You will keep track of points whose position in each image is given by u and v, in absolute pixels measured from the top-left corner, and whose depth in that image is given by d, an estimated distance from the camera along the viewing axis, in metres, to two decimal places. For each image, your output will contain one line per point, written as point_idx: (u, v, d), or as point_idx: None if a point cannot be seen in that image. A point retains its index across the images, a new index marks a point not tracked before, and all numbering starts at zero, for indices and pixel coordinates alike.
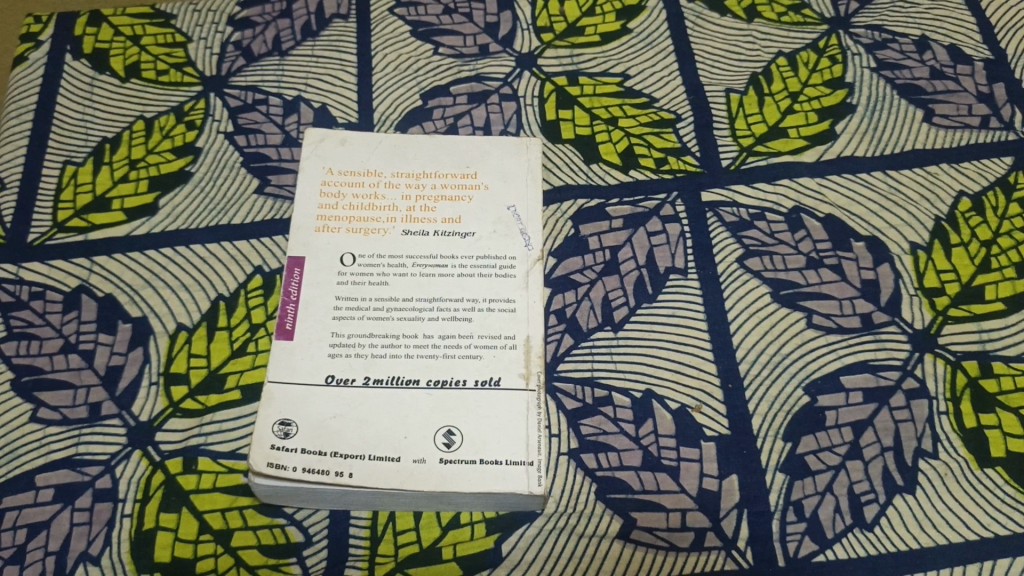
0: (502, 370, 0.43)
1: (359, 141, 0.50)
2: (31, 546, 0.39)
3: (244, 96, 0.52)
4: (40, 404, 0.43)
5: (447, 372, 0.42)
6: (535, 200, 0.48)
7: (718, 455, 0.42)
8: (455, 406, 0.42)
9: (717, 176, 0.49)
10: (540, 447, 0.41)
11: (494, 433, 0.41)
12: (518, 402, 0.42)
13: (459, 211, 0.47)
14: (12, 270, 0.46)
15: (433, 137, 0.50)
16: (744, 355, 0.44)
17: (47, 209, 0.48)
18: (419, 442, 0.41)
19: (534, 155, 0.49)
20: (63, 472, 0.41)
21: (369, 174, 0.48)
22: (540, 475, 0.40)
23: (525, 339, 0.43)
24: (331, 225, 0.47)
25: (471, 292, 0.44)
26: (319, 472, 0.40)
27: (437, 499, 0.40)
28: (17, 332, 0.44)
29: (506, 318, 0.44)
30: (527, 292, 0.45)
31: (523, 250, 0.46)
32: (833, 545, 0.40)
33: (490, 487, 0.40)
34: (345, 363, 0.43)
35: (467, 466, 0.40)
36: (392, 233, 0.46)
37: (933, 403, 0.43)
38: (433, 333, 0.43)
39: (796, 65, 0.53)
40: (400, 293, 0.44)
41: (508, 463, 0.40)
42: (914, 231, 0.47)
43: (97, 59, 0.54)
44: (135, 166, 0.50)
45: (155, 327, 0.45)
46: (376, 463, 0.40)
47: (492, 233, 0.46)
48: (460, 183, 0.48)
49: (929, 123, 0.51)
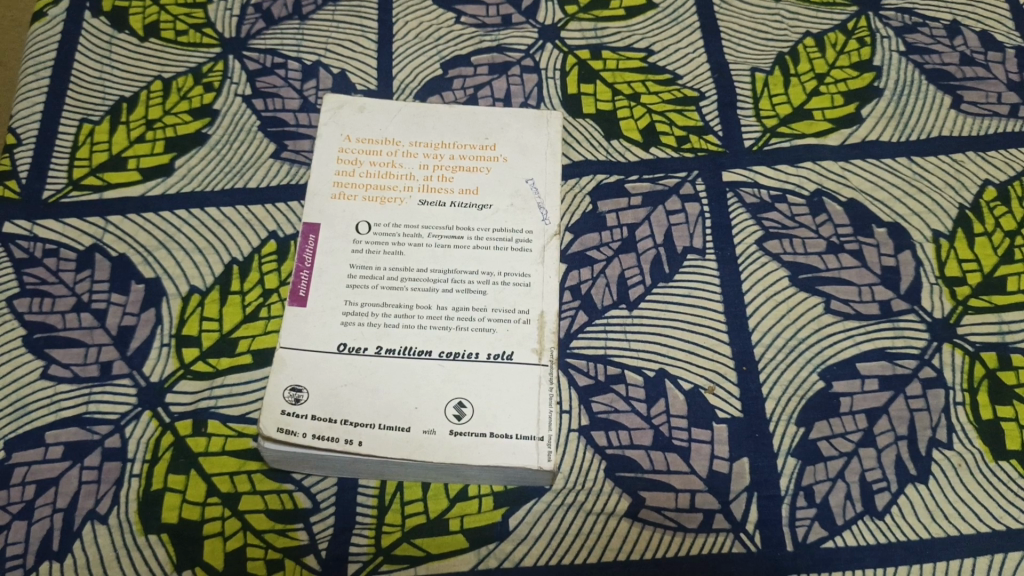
0: (515, 345, 0.42)
1: (378, 108, 0.49)
2: (39, 502, 0.39)
3: (263, 59, 0.52)
4: (51, 361, 0.43)
5: (459, 344, 0.42)
6: (554, 173, 0.47)
7: (730, 438, 0.41)
8: (467, 379, 0.41)
9: (739, 157, 0.48)
10: (551, 423, 0.40)
11: (505, 408, 0.41)
12: (530, 376, 0.41)
13: (477, 182, 0.46)
14: (26, 226, 0.46)
15: (453, 107, 0.49)
16: (760, 338, 0.44)
17: (62, 167, 0.48)
18: (429, 414, 0.40)
19: (554, 128, 0.49)
20: (72, 430, 0.41)
21: (387, 142, 0.48)
22: (550, 450, 0.40)
23: (539, 314, 0.43)
24: (347, 192, 0.46)
25: (486, 265, 0.44)
26: (329, 440, 0.40)
27: (445, 472, 0.40)
28: (31, 289, 0.44)
29: (520, 292, 0.43)
30: (543, 267, 0.44)
31: (540, 224, 0.45)
32: (843, 532, 0.39)
33: (498, 461, 0.39)
34: (357, 331, 0.42)
35: (477, 438, 0.40)
36: (409, 203, 0.46)
37: (950, 393, 0.42)
38: (447, 304, 0.43)
39: (824, 46, 0.52)
40: (416, 264, 0.44)
41: (518, 438, 0.40)
42: (937, 219, 0.47)
43: (116, 17, 0.53)
44: (152, 126, 0.49)
45: (168, 289, 0.45)
46: (385, 432, 0.40)
47: (509, 206, 0.46)
48: (478, 154, 0.47)
49: (957, 109, 0.50)
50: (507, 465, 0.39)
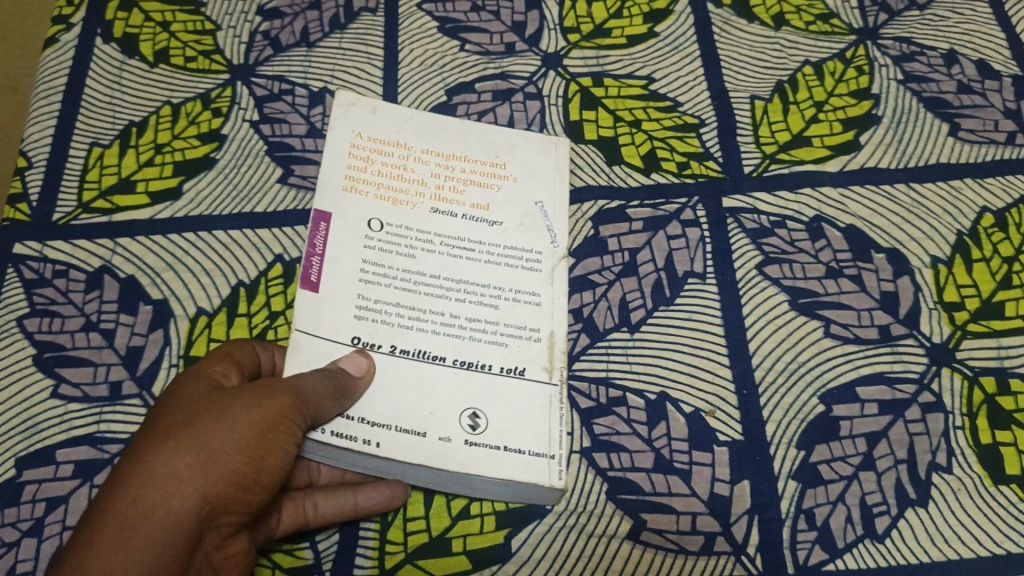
0: (528, 361, 0.43)
1: (391, 113, 0.50)
2: (49, 520, 0.40)
3: (271, 86, 0.53)
4: (61, 380, 0.44)
5: (472, 355, 0.43)
6: (563, 196, 0.48)
7: (731, 460, 0.42)
8: (482, 390, 0.42)
9: (739, 183, 0.49)
10: (561, 442, 0.42)
11: (519, 421, 0.42)
12: (544, 395, 0.43)
13: (488, 199, 0.48)
14: (35, 247, 0.47)
15: (466, 121, 0.51)
16: (761, 361, 0.44)
17: (72, 190, 0.49)
18: (444, 419, 0.42)
19: (562, 153, 0.50)
20: (83, 449, 0.42)
21: (399, 146, 0.49)
22: (561, 469, 0.41)
23: (549, 333, 0.44)
24: (359, 187, 0.47)
25: (497, 281, 0.45)
26: (347, 439, 0.40)
27: (457, 481, 0.41)
28: (40, 309, 0.45)
29: (530, 311, 0.45)
30: (552, 287, 0.45)
31: (549, 246, 0.47)
32: (843, 555, 0.40)
33: (513, 476, 0.41)
34: (371, 327, 0.43)
35: (492, 449, 0.41)
36: (421, 208, 0.47)
37: (949, 417, 0.43)
38: (459, 313, 0.44)
39: (822, 75, 0.53)
40: (428, 270, 0.45)
41: (531, 454, 0.41)
42: (935, 244, 0.47)
43: (127, 43, 0.54)
44: (161, 150, 0.50)
45: (177, 311, 0.45)
46: (402, 435, 0.41)
47: (519, 227, 0.47)
48: (489, 170, 0.49)
49: (954, 137, 0.50)
50: (519, 479, 0.40)
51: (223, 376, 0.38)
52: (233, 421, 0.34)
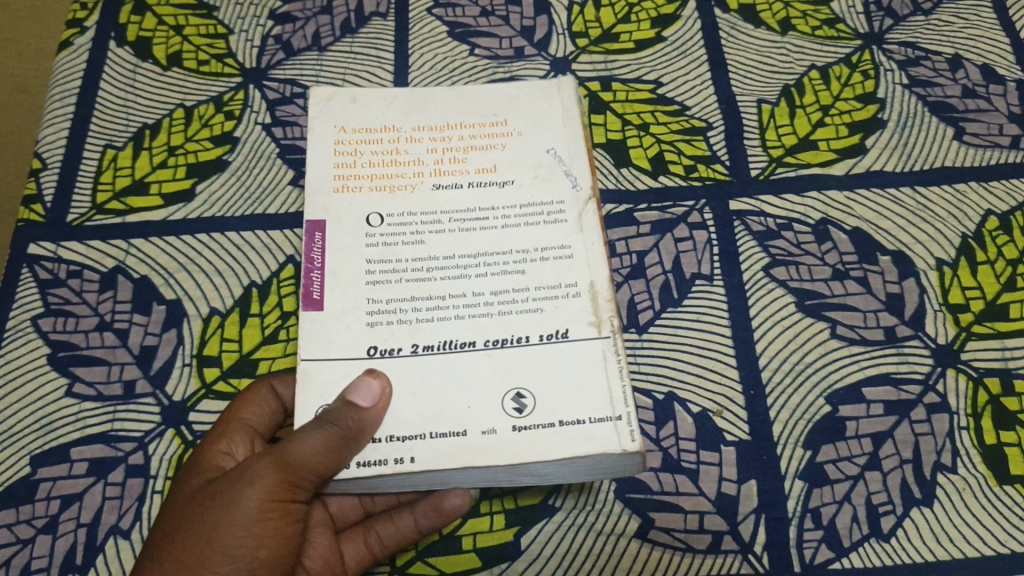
0: (568, 322, 0.42)
1: (369, 98, 0.49)
2: (64, 517, 0.41)
3: (283, 89, 0.53)
4: (76, 379, 0.44)
5: (505, 331, 0.42)
6: (576, 137, 0.48)
7: (738, 460, 0.42)
8: (518, 367, 0.41)
9: (746, 186, 0.49)
10: (624, 400, 0.40)
11: (565, 389, 0.41)
12: (593, 350, 0.42)
13: (493, 160, 0.47)
14: (50, 248, 0.48)
15: (453, 88, 0.50)
16: (768, 362, 0.45)
17: (86, 191, 0.50)
18: (483, 410, 0.40)
19: (566, 94, 0.50)
20: (97, 447, 0.43)
21: (388, 130, 0.48)
22: (631, 430, 0.39)
23: (589, 285, 0.43)
24: (351, 184, 0.47)
25: (521, 243, 0.45)
26: (376, 463, 0.39)
27: (517, 472, 0.40)
28: (55, 309, 0.46)
29: (562, 266, 0.44)
30: (581, 235, 0.45)
31: (571, 191, 0.46)
32: (849, 553, 0.40)
33: (575, 450, 0.39)
34: (388, 331, 0.42)
35: (544, 430, 0.40)
36: (422, 188, 0.47)
37: (954, 418, 0.43)
38: (484, 290, 0.43)
39: (829, 79, 0.53)
40: (440, 252, 0.44)
41: (591, 421, 0.40)
42: (940, 247, 0.48)
43: (140, 47, 0.55)
44: (174, 153, 0.51)
45: (190, 311, 0.46)
46: (438, 441, 0.40)
47: (533, 179, 0.47)
48: (494, 131, 0.48)
49: (959, 141, 0.51)
50: (590, 451, 0.39)
51: (226, 456, 0.40)
52: (233, 523, 0.36)
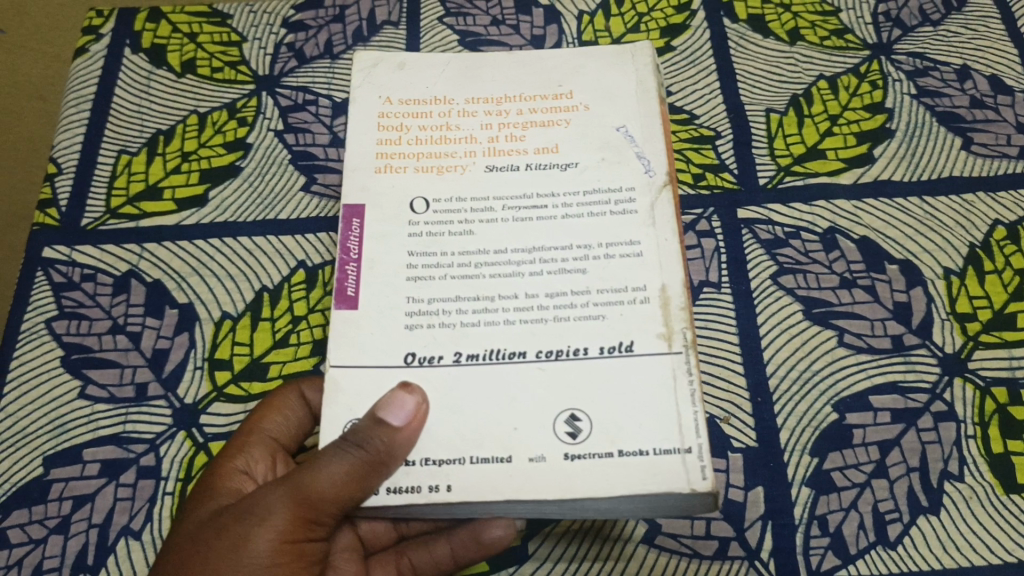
0: (634, 332, 0.39)
1: (418, 66, 0.48)
2: (76, 517, 0.41)
3: (295, 96, 0.54)
4: (88, 381, 0.45)
5: (561, 341, 0.39)
6: (645, 118, 0.46)
7: (745, 467, 0.42)
8: (573, 386, 0.39)
9: (754, 195, 0.50)
10: (697, 431, 0.37)
11: (627, 413, 0.38)
12: (663, 368, 0.38)
13: (554, 140, 0.45)
14: (65, 251, 0.48)
15: (513, 55, 0.48)
16: (775, 370, 0.45)
17: (100, 196, 0.50)
18: (533, 435, 0.38)
19: (640, 62, 0.48)
20: (109, 448, 0.43)
21: (439, 103, 0.46)
22: (704, 468, 0.36)
23: (659, 289, 0.40)
24: (393, 163, 0.45)
25: (583, 239, 0.42)
26: (407, 491, 0.37)
27: (569, 506, 0.37)
28: (69, 312, 0.47)
29: (630, 265, 0.41)
30: (654, 231, 0.42)
31: (644, 177, 0.43)
32: (856, 561, 0.40)
33: (640, 486, 0.36)
34: (428, 336, 0.40)
35: (601, 460, 0.37)
36: (473, 169, 0.44)
37: (961, 427, 0.43)
38: (538, 292, 0.40)
39: (837, 89, 0.53)
40: (491, 246, 0.42)
41: (657, 452, 0.37)
42: (948, 256, 0.48)
43: (155, 54, 0.56)
44: (187, 158, 0.51)
45: (202, 314, 0.46)
46: (480, 466, 0.37)
47: (598, 163, 0.44)
48: (556, 105, 0.46)
49: (967, 151, 0.51)
50: (652, 489, 0.36)
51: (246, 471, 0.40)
52: (245, 561, 0.35)
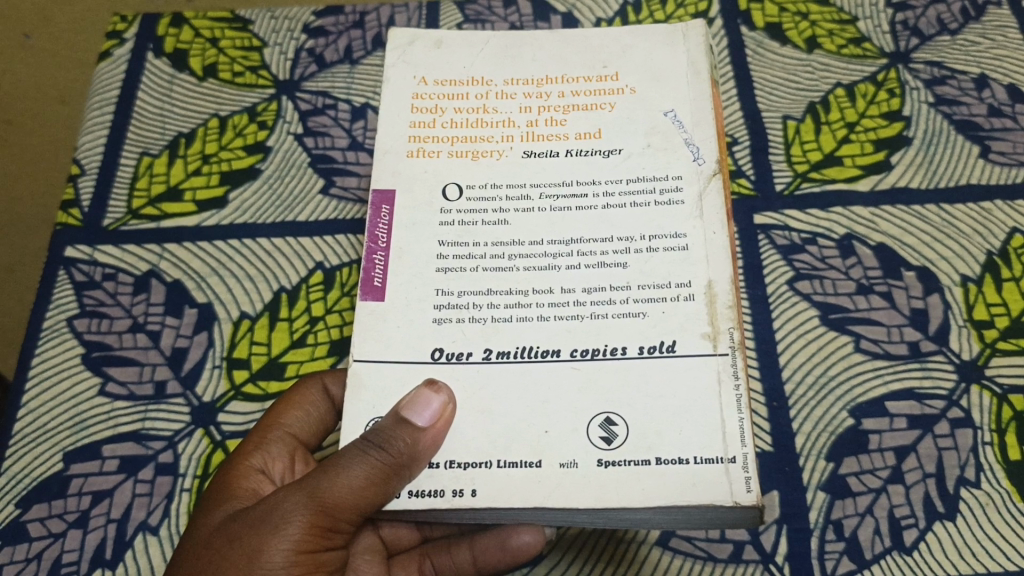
0: (676, 332, 0.39)
1: (456, 45, 0.48)
2: (94, 512, 0.42)
3: (315, 100, 0.54)
4: (108, 379, 0.45)
5: (598, 340, 0.39)
6: (695, 102, 0.45)
7: (762, 470, 0.43)
8: (611, 386, 0.38)
9: (770, 201, 0.50)
10: (738, 441, 0.36)
11: (667, 419, 0.37)
12: (707, 370, 0.38)
13: (598, 123, 0.45)
14: (87, 251, 0.49)
15: (556, 35, 0.48)
16: (791, 375, 0.45)
17: (122, 197, 0.51)
18: (563, 440, 0.37)
19: (693, 43, 0.47)
20: (127, 444, 0.43)
21: (475, 83, 0.46)
22: (749, 481, 0.35)
23: (706, 284, 0.40)
24: (427, 147, 0.45)
25: (626, 230, 0.41)
26: (430, 494, 0.36)
27: (602, 516, 0.37)
28: (90, 310, 0.47)
29: (677, 260, 0.40)
30: (703, 223, 0.41)
31: (691, 166, 0.43)
32: (872, 565, 0.40)
33: (678, 497, 0.36)
34: (454, 334, 0.40)
35: (636, 466, 0.36)
36: (511, 155, 0.44)
37: (977, 433, 0.43)
38: (575, 286, 0.40)
39: (855, 96, 0.54)
40: (527, 237, 0.41)
41: (698, 461, 0.36)
42: (966, 263, 0.48)
43: (178, 58, 0.56)
44: (208, 161, 0.52)
45: (220, 314, 0.47)
46: (507, 470, 0.37)
47: (643, 149, 0.43)
48: (601, 86, 0.46)
49: (984, 159, 0.51)
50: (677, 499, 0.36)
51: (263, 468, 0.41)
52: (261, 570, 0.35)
